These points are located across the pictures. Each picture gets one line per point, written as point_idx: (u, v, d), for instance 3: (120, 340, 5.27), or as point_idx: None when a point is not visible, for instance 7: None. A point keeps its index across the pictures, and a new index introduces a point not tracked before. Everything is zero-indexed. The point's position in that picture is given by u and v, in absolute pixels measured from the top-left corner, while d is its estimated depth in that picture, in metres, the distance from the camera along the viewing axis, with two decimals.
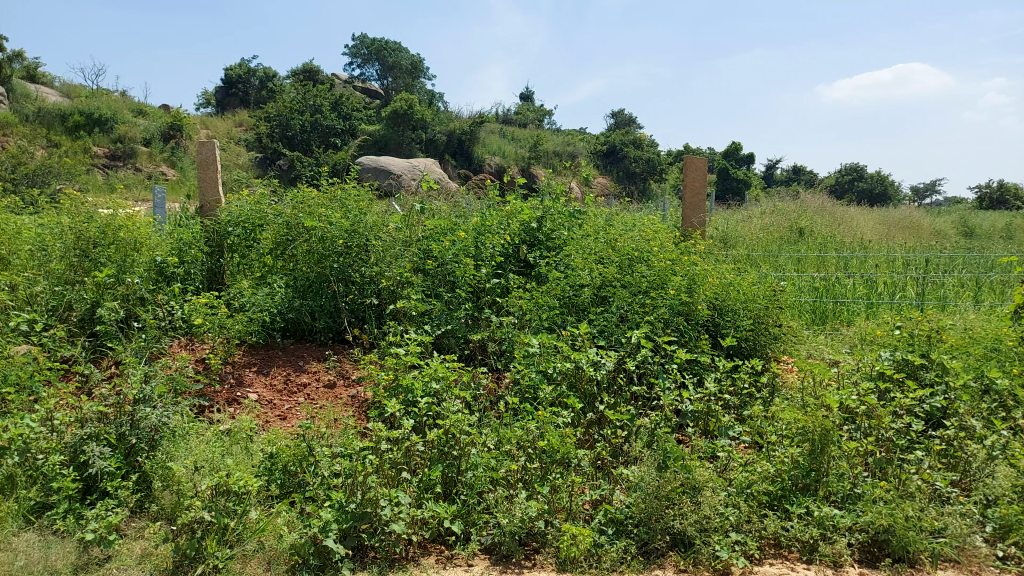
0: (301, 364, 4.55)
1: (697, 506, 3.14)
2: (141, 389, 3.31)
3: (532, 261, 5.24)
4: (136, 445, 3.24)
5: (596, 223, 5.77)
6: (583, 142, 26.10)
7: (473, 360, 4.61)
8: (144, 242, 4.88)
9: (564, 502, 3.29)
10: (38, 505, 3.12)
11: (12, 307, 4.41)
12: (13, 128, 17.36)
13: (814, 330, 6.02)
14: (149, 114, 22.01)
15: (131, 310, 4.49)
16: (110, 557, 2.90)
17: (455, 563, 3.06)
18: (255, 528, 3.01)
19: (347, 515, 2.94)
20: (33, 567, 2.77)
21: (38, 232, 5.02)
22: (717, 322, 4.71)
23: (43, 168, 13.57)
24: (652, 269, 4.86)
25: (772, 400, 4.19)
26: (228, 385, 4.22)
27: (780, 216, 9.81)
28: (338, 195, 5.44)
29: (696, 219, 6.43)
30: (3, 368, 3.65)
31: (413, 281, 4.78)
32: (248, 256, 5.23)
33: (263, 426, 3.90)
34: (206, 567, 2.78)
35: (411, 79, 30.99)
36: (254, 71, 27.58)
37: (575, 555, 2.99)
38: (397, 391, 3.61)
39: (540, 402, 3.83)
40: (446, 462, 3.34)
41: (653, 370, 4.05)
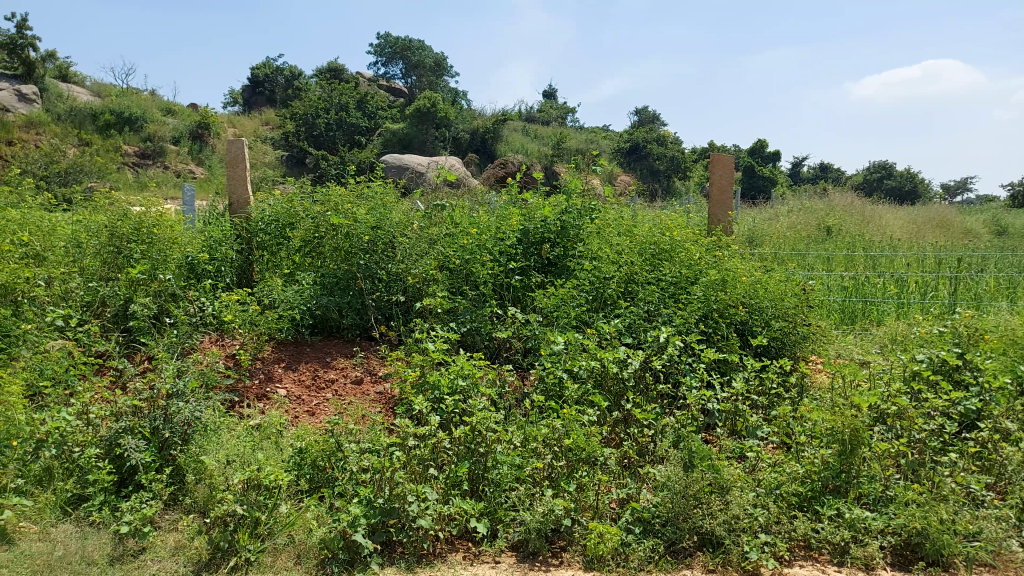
0: (328, 360, 4.58)
1: (725, 506, 3.12)
2: (174, 384, 3.35)
3: (553, 259, 5.24)
4: (169, 438, 3.27)
5: (621, 221, 5.73)
6: (606, 139, 25.98)
7: (497, 358, 4.58)
8: (176, 240, 4.98)
9: (590, 501, 3.30)
10: (74, 496, 3.18)
11: (48, 303, 4.48)
12: (45, 128, 17.73)
13: (845, 330, 5.91)
14: (177, 112, 22.31)
15: (163, 306, 4.54)
16: (144, 548, 2.94)
17: (482, 560, 3.06)
18: (286, 522, 3.06)
19: (375, 511, 2.97)
20: (71, 558, 2.83)
21: (74, 228, 5.15)
22: (745, 321, 4.63)
23: (75, 166, 13.80)
24: (680, 269, 4.83)
25: (801, 400, 4.14)
26: (257, 381, 4.26)
27: (807, 215, 9.67)
28: (366, 192, 5.47)
29: (720, 215, 6.37)
30: (40, 364, 3.77)
31: (438, 279, 4.84)
32: (277, 253, 5.27)
33: (291, 422, 3.94)
34: (238, 560, 2.84)
35: (434, 77, 31.05)
36: (280, 70, 27.89)
37: (602, 553, 2.98)
38: (425, 388, 3.64)
39: (566, 400, 3.82)
40: (472, 459, 3.34)
41: (680, 369, 4.02)
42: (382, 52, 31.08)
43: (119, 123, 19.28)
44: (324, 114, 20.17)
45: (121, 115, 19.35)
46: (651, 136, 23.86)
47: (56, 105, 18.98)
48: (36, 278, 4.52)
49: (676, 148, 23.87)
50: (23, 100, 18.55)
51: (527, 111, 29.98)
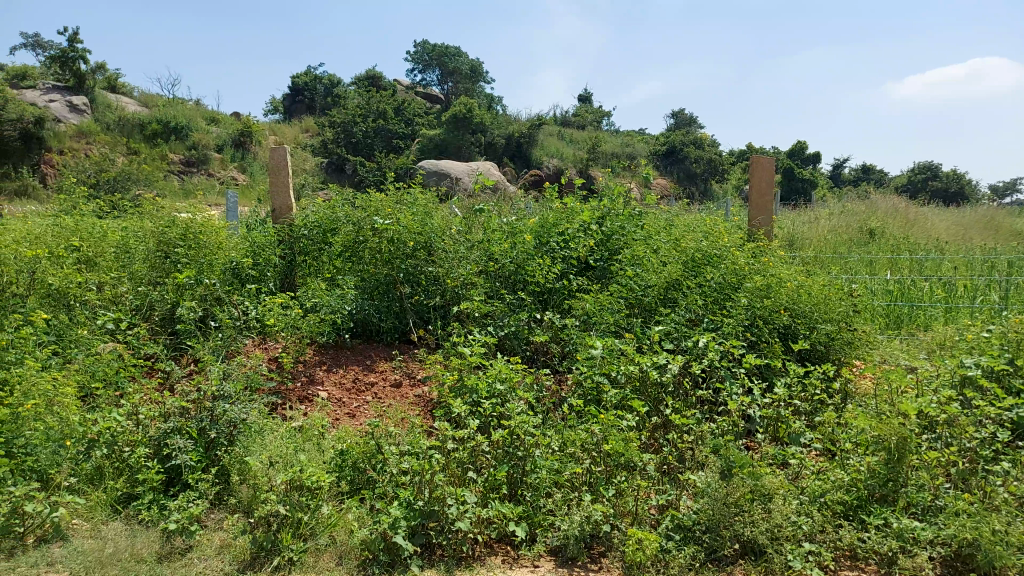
0: (368, 364, 4.64)
1: (768, 513, 3.05)
2: (220, 386, 3.43)
3: (593, 263, 5.24)
4: (215, 439, 3.36)
5: (659, 225, 5.69)
6: (643, 143, 25.82)
7: (535, 362, 4.59)
8: (221, 245, 5.11)
9: (630, 506, 3.25)
10: (124, 495, 3.28)
11: (100, 306, 4.61)
12: (96, 138, 18.37)
13: (889, 334, 5.74)
14: (220, 121, 22.88)
15: (209, 310, 4.62)
16: (191, 547, 3.00)
17: (521, 563, 3.06)
18: (327, 523, 3.10)
19: (415, 513, 2.99)
20: (122, 555, 2.91)
21: (123, 234, 5.27)
22: (788, 326, 4.54)
23: (123, 174, 14.20)
24: (721, 274, 4.77)
25: (845, 406, 4.06)
26: (300, 383, 4.34)
27: (849, 217, 9.49)
28: (407, 198, 5.53)
29: (763, 220, 6.27)
30: (93, 365, 3.89)
31: (476, 283, 4.89)
32: (320, 258, 5.35)
33: (333, 423, 4.00)
34: (282, 559, 2.91)
35: (470, 83, 31.25)
36: (320, 78, 28.40)
37: (641, 560, 2.92)
38: (463, 391, 3.67)
39: (604, 405, 3.81)
40: (511, 463, 3.36)
41: (720, 375, 3.97)
42: (419, 59, 31.37)
43: (165, 133, 19.81)
44: (362, 122, 20.50)
45: (167, 125, 19.90)
46: (687, 139, 23.68)
47: (106, 116, 19.63)
48: (89, 284, 4.69)
49: (713, 152, 23.61)
50: (75, 111, 19.23)
51: (563, 116, 29.99)
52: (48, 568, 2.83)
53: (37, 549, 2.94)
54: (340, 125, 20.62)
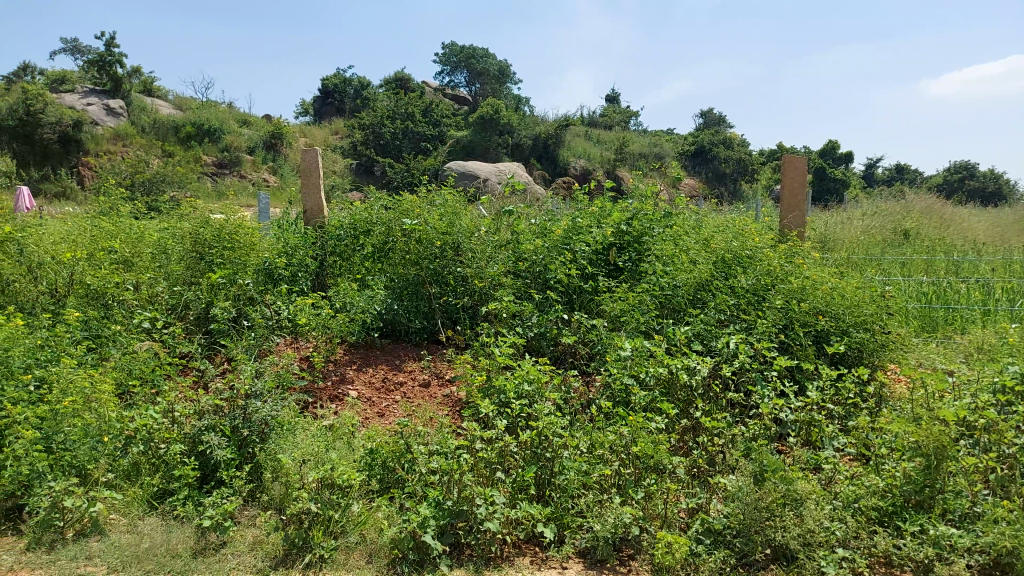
0: (397, 363, 4.68)
1: (800, 519, 3.00)
2: (252, 385, 3.47)
3: (622, 264, 5.20)
4: (248, 437, 3.40)
5: (688, 225, 5.65)
6: (670, 142, 25.66)
7: (562, 364, 4.59)
8: (255, 246, 5.18)
9: (659, 509, 3.22)
10: (160, 490, 3.33)
11: (137, 306, 4.68)
12: (132, 141, 18.79)
13: (925, 337, 5.61)
14: (252, 123, 23.22)
15: (242, 309, 4.71)
16: (225, 543, 3.05)
17: (550, 565, 3.05)
18: (357, 521, 3.14)
19: (444, 512, 3.03)
20: (157, 550, 2.97)
21: (160, 235, 5.36)
22: (821, 329, 4.46)
23: (158, 176, 14.48)
24: (752, 277, 4.73)
25: (880, 411, 3.98)
26: (331, 382, 4.39)
27: (884, 217, 9.31)
28: (437, 199, 5.57)
29: (794, 220, 6.19)
30: (129, 363, 3.96)
31: (504, 283, 4.88)
32: (352, 259, 5.42)
33: (363, 423, 4.03)
34: (313, 556, 2.94)
35: (498, 84, 31.33)
36: (349, 80, 28.70)
37: (672, 564, 2.90)
38: (491, 392, 3.72)
39: (632, 407, 3.78)
40: (539, 464, 3.36)
41: (751, 378, 3.93)
42: (447, 61, 31.49)
43: (199, 135, 20.11)
44: (391, 124, 20.67)
45: (201, 128, 20.25)
46: (717, 139, 23.44)
47: (141, 118, 20.03)
48: (125, 283, 4.76)
49: (742, 151, 23.34)
50: (112, 115, 19.65)
51: (590, 117, 29.90)
52: (87, 562, 2.90)
53: (77, 543, 3.02)
54: (369, 127, 20.82)
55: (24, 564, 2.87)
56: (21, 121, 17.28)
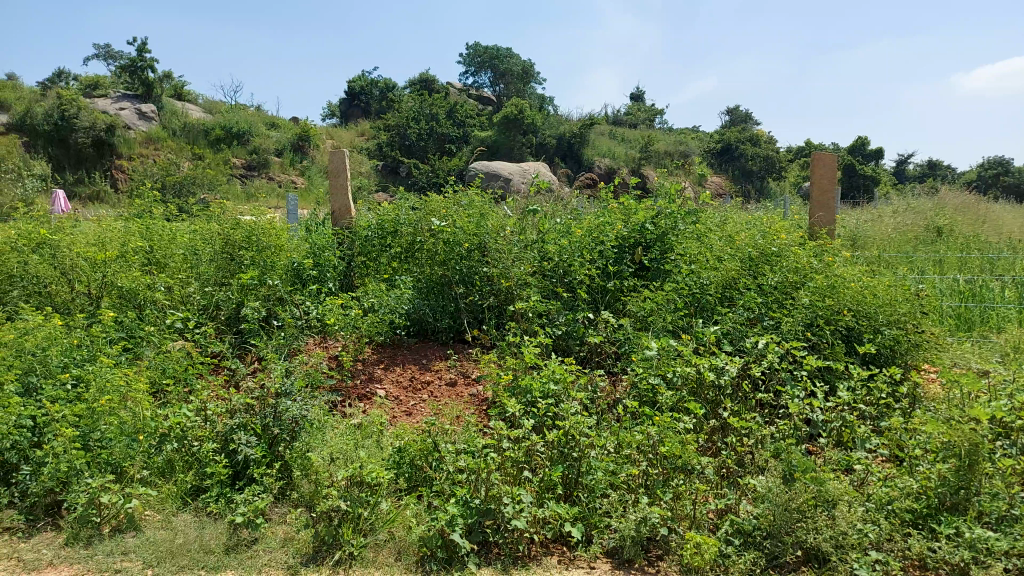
0: (424, 362, 4.71)
1: (832, 520, 2.96)
2: (282, 383, 3.53)
3: (647, 263, 5.17)
4: (278, 436, 3.44)
5: (715, 224, 5.60)
6: (696, 141, 25.47)
7: (589, 363, 4.57)
8: (282, 247, 5.24)
9: (687, 510, 3.20)
10: (193, 488, 3.40)
11: (168, 307, 4.76)
12: (163, 145, 19.15)
13: (960, 336, 5.49)
14: (280, 125, 23.50)
15: (271, 309, 4.79)
16: (257, 539, 3.09)
17: (578, 565, 3.05)
18: (386, 519, 3.15)
19: (472, 511, 3.03)
20: (191, 545, 3.02)
21: (191, 237, 5.43)
22: (851, 328, 4.40)
23: (188, 179, 14.76)
24: (780, 276, 4.68)
25: (913, 412, 3.92)
26: (359, 381, 4.42)
27: (916, 214, 9.15)
28: (462, 200, 5.60)
29: (824, 217, 6.10)
30: (162, 363, 4.02)
31: (530, 283, 4.88)
32: (379, 258, 5.48)
33: (391, 421, 4.06)
34: (342, 553, 2.98)
35: (522, 84, 31.35)
36: (375, 82, 28.93)
37: (701, 565, 2.90)
38: (517, 392, 3.73)
39: (659, 407, 3.76)
40: (566, 464, 3.35)
41: (780, 378, 3.89)
42: (472, 61, 31.58)
43: (228, 138, 20.49)
44: (415, 125, 20.77)
45: (230, 131, 20.56)
46: (743, 136, 23.18)
47: (172, 121, 20.37)
48: (157, 285, 4.83)
49: (769, 148, 23.06)
50: (144, 118, 19.99)
51: (614, 115, 29.77)
52: (122, 557, 2.96)
53: (113, 538, 3.08)
54: (394, 129, 20.95)
55: (63, 559, 2.94)
56: (56, 126, 17.74)
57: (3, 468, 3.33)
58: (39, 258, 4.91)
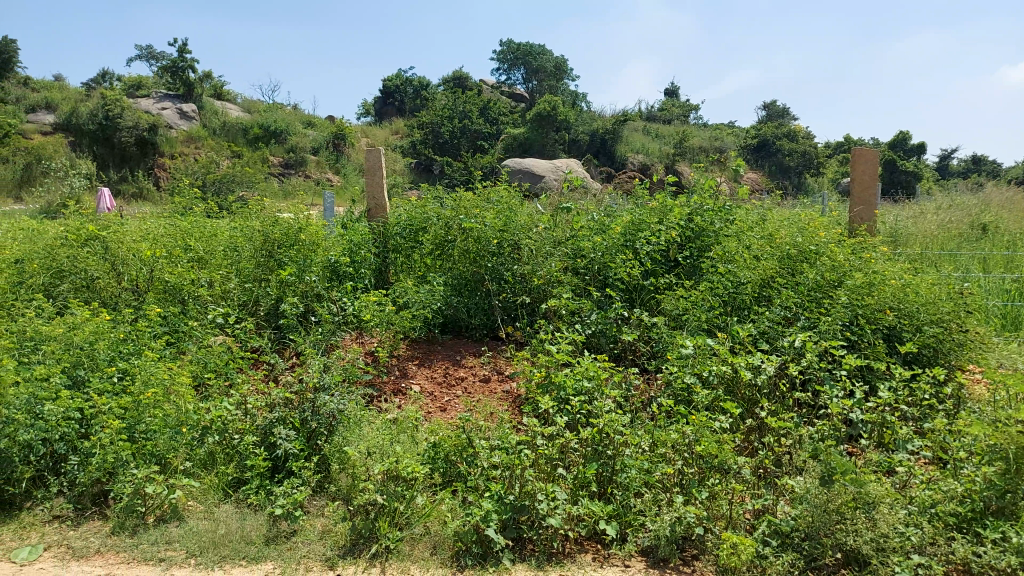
0: (457, 358, 4.74)
1: (872, 523, 2.88)
2: (320, 378, 3.61)
3: (682, 260, 5.13)
4: (316, 429, 3.51)
5: (753, 221, 5.53)
6: (731, 136, 25.12)
7: (622, 361, 4.55)
8: (320, 245, 5.30)
9: (723, 510, 3.16)
10: (234, 480, 3.47)
11: (210, 301, 4.86)
12: (203, 144, 19.56)
13: (1007, 336, 5.33)
14: (316, 123, 23.79)
15: (309, 305, 4.88)
16: (296, 531, 3.15)
17: (612, 563, 3.04)
18: (422, 513, 3.19)
19: (506, 507, 3.06)
20: (232, 536, 3.09)
21: (231, 234, 5.53)
22: (892, 326, 4.31)
23: (228, 177, 15.11)
24: (819, 273, 4.60)
25: (958, 413, 3.80)
26: (394, 376, 4.47)
27: (960, 211, 8.89)
28: (495, 197, 5.61)
29: (864, 214, 5.98)
30: (204, 357, 4.11)
31: (563, 280, 4.88)
32: (411, 256, 5.53)
33: (425, 417, 4.10)
34: (379, 546, 3.02)
35: (554, 81, 31.24)
36: (409, 80, 29.10)
37: (737, 565, 2.87)
38: (551, 389, 3.74)
39: (694, 406, 3.73)
40: (600, 461, 3.36)
41: (819, 377, 3.82)
42: (504, 58, 31.56)
43: (265, 136, 20.83)
44: (448, 123, 20.86)
45: (268, 129, 20.90)
46: (780, 131, 22.77)
47: (212, 121, 20.80)
48: (200, 280, 4.97)
49: (807, 143, 22.62)
50: (184, 118, 20.49)
51: (648, 111, 29.52)
52: (166, 546, 3.03)
53: (157, 527, 3.16)
54: (427, 126, 21.05)
55: (109, 547, 3.03)
56: (101, 125, 18.18)
57: (51, 458, 3.41)
58: (86, 254, 5.04)
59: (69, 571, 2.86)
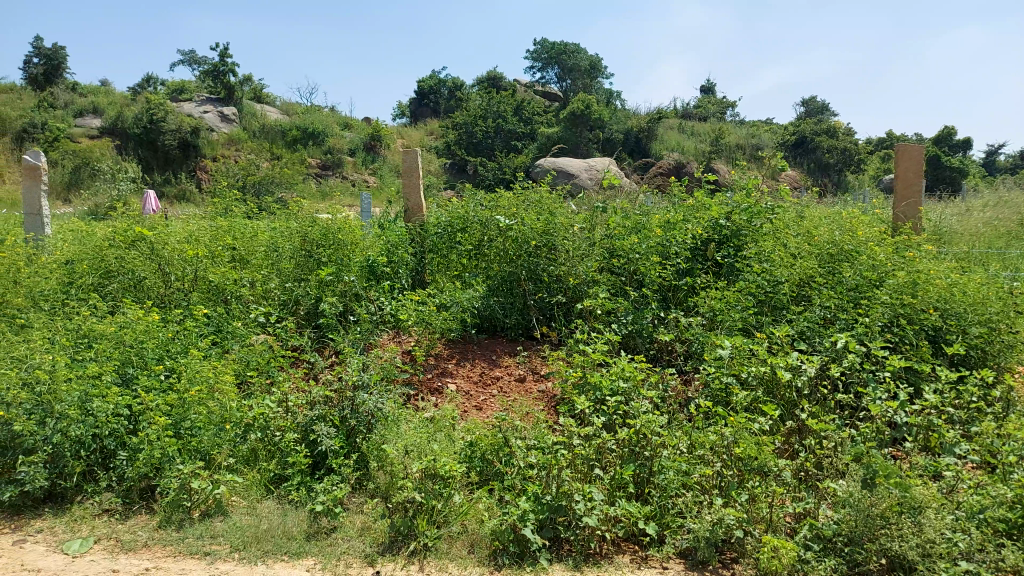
0: (494, 358, 4.76)
1: (918, 528, 2.80)
2: (359, 376, 3.63)
3: (721, 260, 5.07)
4: (355, 427, 3.56)
5: (793, 220, 5.45)
6: (769, 133, 24.70)
7: (659, 361, 4.51)
8: (357, 245, 5.38)
9: (764, 513, 3.11)
10: (276, 476, 3.54)
11: (252, 301, 4.96)
12: (244, 146, 19.96)
13: None
14: (352, 125, 24.07)
15: (348, 305, 4.94)
16: (336, 527, 3.20)
17: (650, 564, 3.02)
18: (459, 511, 3.19)
19: (543, 507, 3.06)
20: (274, 531, 3.15)
21: (271, 235, 5.61)
22: (937, 327, 4.21)
23: (267, 179, 15.40)
24: (861, 272, 4.52)
25: (1007, 416, 3.69)
26: (431, 374, 4.50)
27: (1009, 209, 8.61)
28: (531, 197, 5.61)
29: (908, 211, 5.84)
30: (247, 355, 4.21)
31: (599, 280, 4.88)
32: (449, 255, 5.53)
33: (461, 415, 4.12)
34: (417, 544, 3.05)
35: (588, 79, 31.10)
36: (443, 81, 29.24)
37: (777, 569, 2.84)
38: (586, 389, 3.75)
39: (733, 407, 3.68)
40: (637, 462, 3.34)
41: (861, 379, 3.76)
42: (538, 57, 31.46)
43: (303, 138, 21.14)
44: (482, 123, 20.91)
45: (305, 131, 21.20)
46: (819, 128, 22.30)
47: (251, 124, 21.21)
48: (242, 281, 5.07)
49: (847, 139, 22.11)
50: (225, 121, 20.92)
51: (684, 108, 29.20)
52: (211, 540, 3.11)
53: (202, 522, 3.24)
54: (461, 127, 21.16)
55: (157, 540, 3.11)
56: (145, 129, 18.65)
57: (101, 453, 3.51)
58: (134, 254, 5.18)
59: (119, 563, 2.95)
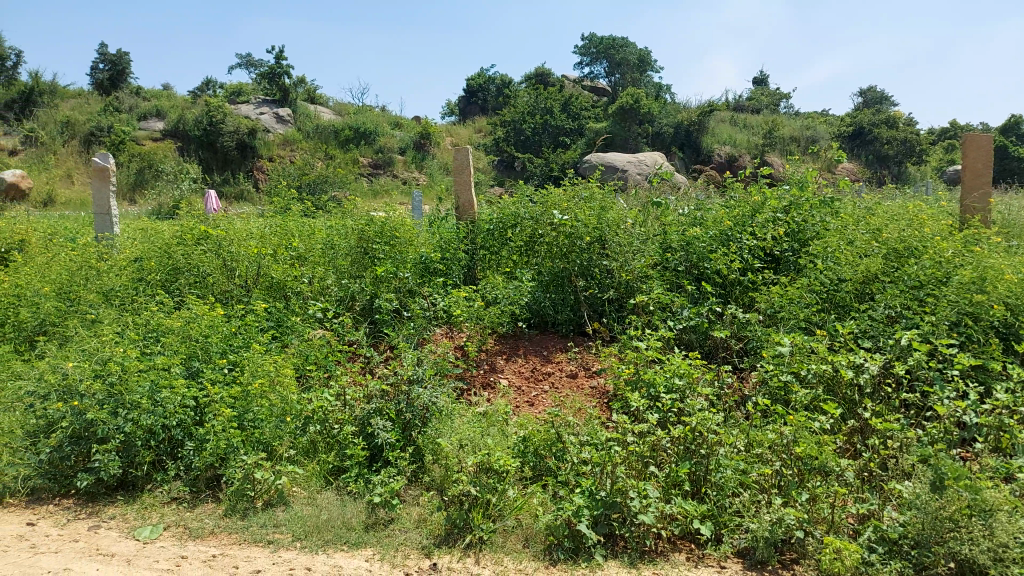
0: (546, 355, 4.75)
1: (989, 530, 2.69)
2: (414, 371, 3.71)
3: (778, 255, 4.99)
4: (411, 420, 3.60)
5: (854, 213, 5.30)
6: (825, 124, 24.02)
7: (714, 358, 4.44)
8: (413, 242, 5.44)
9: (825, 513, 3.03)
10: (335, 468, 3.65)
11: (310, 297, 5.09)
12: (297, 146, 20.41)
13: None
14: (402, 124, 24.37)
15: (403, 301, 5.04)
16: (393, 519, 3.26)
17: (707, 563, 2.98)
18: (514, 506, 3.21)
19: (598, 503, 3.05)
20: (334, 522, 3.22)
21: (328, 233, 5.74)
22: (1009, 324, 4.04)
23: (321, 177, 15.72)
24: (928, 266, 4.36)
25: None
26: (482, 370, 4.54)
27: None
28: (583, 193, 5.58)
29: (978, 202, 5.61)
30: (306, 350, 4.32)
31: (652, 277, 4.85)
32: (500, 252, 5.56)
33: (514, 411, 4.15)
34: (473, 537, 3.08)
35: (637, 74, 30.76)
36: (491, 79, 29.32)
37: (840, 570, 2.76)
38: (640, 386, 3.74)
39: (792, 406, 3.60)
40: (693, 461, 3.28)
41: (928, 378, 3.64)
42: (587, 52, 31.23)
43: (356, 138, 21.50)
44: (530, 119, 20.89)
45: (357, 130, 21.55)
46: (878, 118, 21.76)
47: (305, 123, 21.67)
48: (303, 277, 5.22)
49: (908, 130, 21.47)
50: (280, 121, 21.42)
51: (736, 101, 28.64)
52: (274, 529, 3.20)
53: (265, 511, 3.34)
54: (510, 124, 21.21)
55: (223, 528, 3.22)
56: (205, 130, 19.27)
57: (169, 443, 3.64)
58: (199, 252, 5.36)
59: (188, 549, 3.06)
